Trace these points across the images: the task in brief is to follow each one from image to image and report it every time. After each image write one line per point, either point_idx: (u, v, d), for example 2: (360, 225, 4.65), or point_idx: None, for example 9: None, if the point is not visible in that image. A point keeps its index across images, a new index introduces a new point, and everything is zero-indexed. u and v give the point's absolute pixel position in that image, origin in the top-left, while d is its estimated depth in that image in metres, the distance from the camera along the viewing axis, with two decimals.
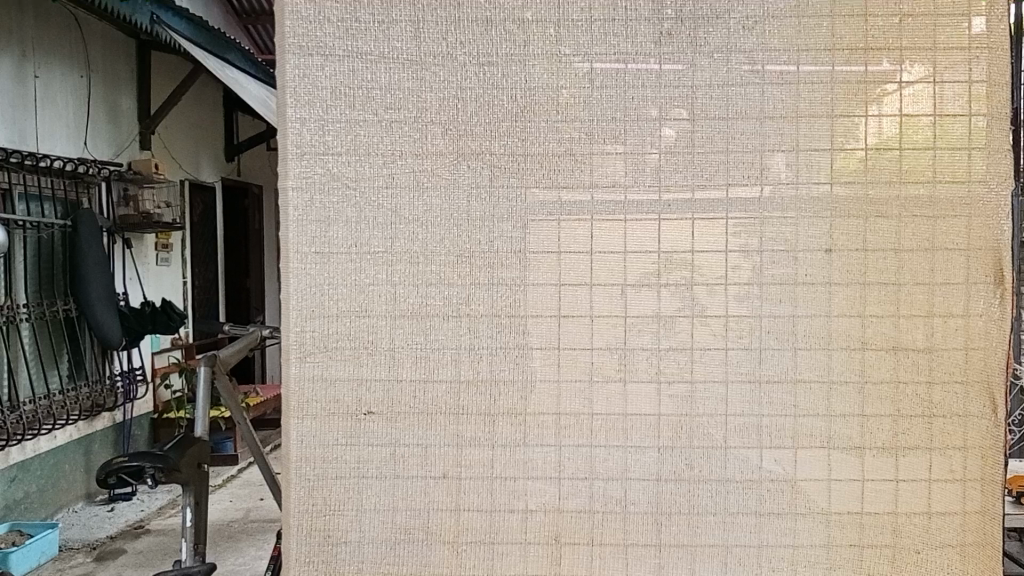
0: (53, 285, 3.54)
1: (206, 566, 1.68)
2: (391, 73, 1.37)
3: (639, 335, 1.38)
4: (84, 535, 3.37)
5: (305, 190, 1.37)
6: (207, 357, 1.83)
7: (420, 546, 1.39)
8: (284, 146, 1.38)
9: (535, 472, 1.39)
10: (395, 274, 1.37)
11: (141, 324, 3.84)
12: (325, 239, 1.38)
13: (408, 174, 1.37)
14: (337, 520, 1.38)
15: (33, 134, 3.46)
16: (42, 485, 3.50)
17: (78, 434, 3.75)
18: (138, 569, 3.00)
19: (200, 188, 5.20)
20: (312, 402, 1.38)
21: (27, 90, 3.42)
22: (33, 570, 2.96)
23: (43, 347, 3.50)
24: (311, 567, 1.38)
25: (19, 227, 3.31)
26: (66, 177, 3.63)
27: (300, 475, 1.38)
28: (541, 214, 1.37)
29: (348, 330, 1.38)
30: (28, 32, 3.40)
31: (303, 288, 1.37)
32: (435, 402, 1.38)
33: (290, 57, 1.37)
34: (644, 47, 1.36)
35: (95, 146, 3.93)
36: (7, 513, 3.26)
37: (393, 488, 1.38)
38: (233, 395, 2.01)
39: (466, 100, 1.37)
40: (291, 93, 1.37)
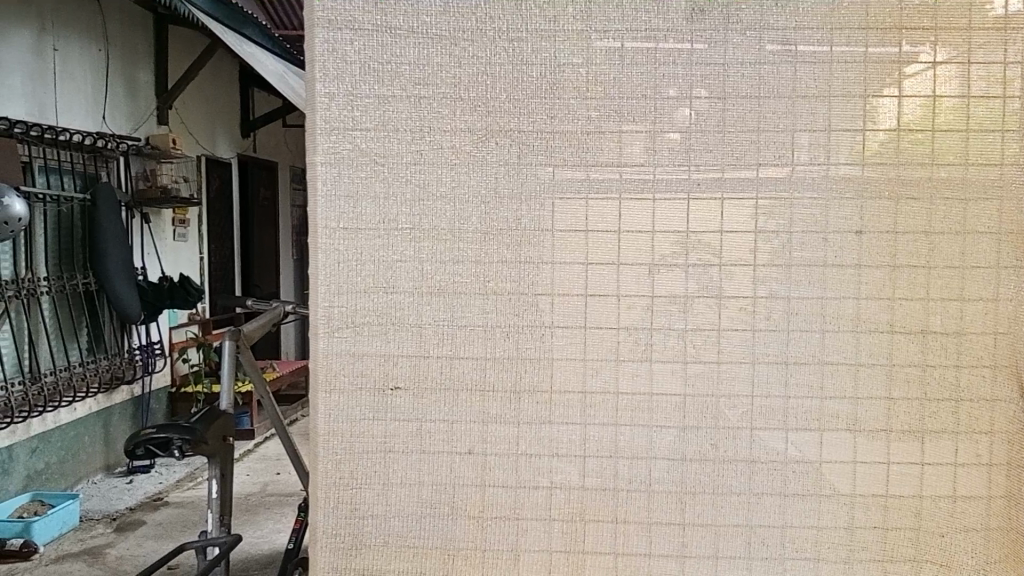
0: (73, 259, 3.57)
1: (232, 537, 1.70)
2: (420, 48, 1.36)
3: (666, 315, 1.38)
4: (104, 506, 3.42)
5: (334, 166, 1.37)
6: (230, 332, 1.84)
7: (445, 521, 1.40)
8: (312, 121, 1.38)
9: (559, 450, 1.39)
10: (423, 251, 1.38)
11: (160, 298, 3.87)
12: (353, 215, 1.38)
13: (435, 150, 1.37)
14: (363, 494, 1.39)
15: (53, 107, 3.47)
16: (63, 456, 3.55)
17: (98, 407, 3.80)
18: (159, 539, 3.03)
19: (218, 164, 5.21)
20: (338, 377, 1.39)
21: (46, 63, 3.43)
22: (54, 540, 3.02)
23: (63, 320, 3.54)
24: (337, 542, 1.39)
25: (39, 200, 3.34)
26: (85, 151, 3.65)
27: (327, 449, 1.39)
28: (568, 192, 1.37)
29: (376, 306, 1.38)
30: (46, 5, 3.41)
31: (332, 263, 1.38)
32: (461, 379, 1.39)
33: (319, 31, 1.36)
34: (676, 24, 1.35)
35: (114, 120, 3.94)
36: (29, 484, 3.32)
37: (418, 464, 1.39)
38: (256, 369, 2.01)
39: (494, 76, 1.36)
40: (320, 68, 1.36)
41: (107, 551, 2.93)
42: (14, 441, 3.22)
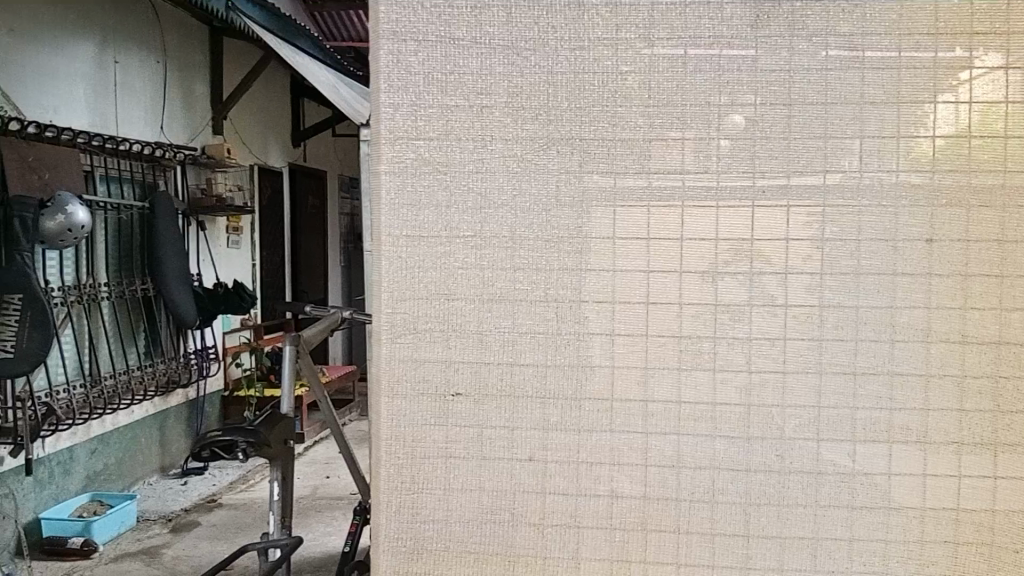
0: (132, 265, 3.68)
1: (292, 538, 1.73)
2: (483, 59, 1.37)
3: (729, 324, 1.36)
4: (160, 507, 3.50)
5: (398, 175, 1.39)
6: (292, 336, 1.88)
7: (505, 527, 1.40)
8: (377, 131, 1.39)
9: (621, 458, 1.38)
10: (484, 258, 1.39)
11: (215, 304, 3.98)
12: (416, 223, 1.39)
13: (497, 158, 1.37)
14: (424, 498, 1.40)
15: (113, 117, 3.62)
16: (120, 456, 3.63)
17: (154, 410, 3.90)
18: (214, 541, 3.08)
19: (269, 172, 5.32)
20: (401, 382, 1.40)
21: (107, 74, 3.58)
22: (113, 539, 3.11)
23: (123, 325, 3.64)
24: (399, 546, 1.41)
25: (100, 208, 3.45)
26: (144, 160, 3.76)
27: (390, 453, 1.40)
28: (630, 199, 1.36)
29: (438, 312, 1.39)
30: (107, 17, 3.58)
31: (395, 270, 1.40)
32: (521, 386, 1.39)
33: (383, 42, 1.37)
34: (741, 31, 1.34)
35: (171, 130, 4.07)
36: (88, 484, 3.42)
37: (479, 469, 1.40)
38: (315, 372, 2.06)
39: (557, 85, 1.36)
40: (384, 79, 1.38)
41: (163, 551, 2.99)
42: (75, 443, 3.33)
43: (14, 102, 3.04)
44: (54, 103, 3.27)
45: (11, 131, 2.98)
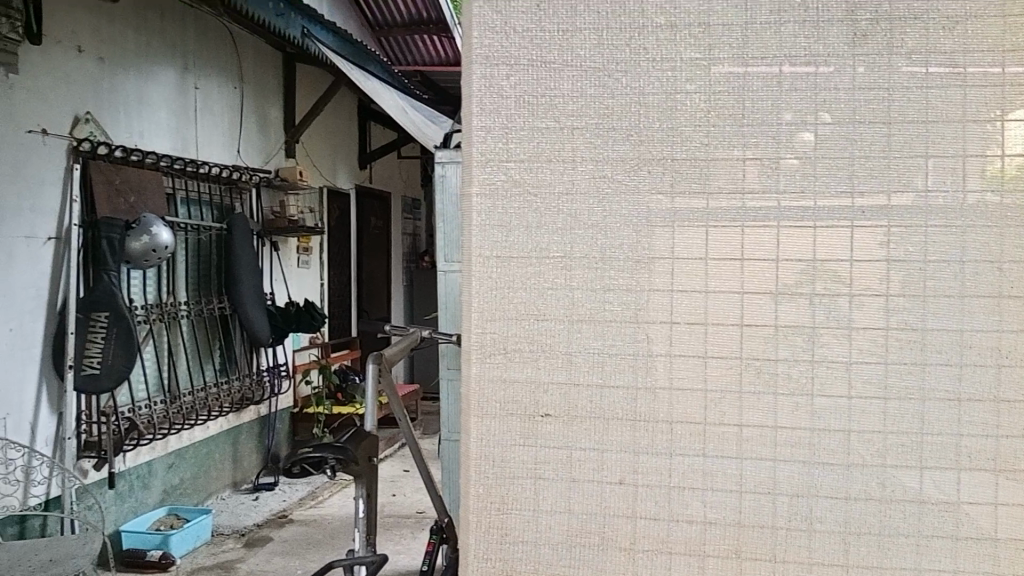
0: (210, 284, 4.16)
1: (377, 556, 1.84)
2: (574, 81, 1.37)
3: (826, 346, 1.34)
4: (233, 521, 3.83)
5: (490, 197, 1.39)
6: (373, 354, 1.92)
7: (596, 550, 1.39)
8: (468, 154, 1.40)
9: (714, 482, 1.37)
10: (574, 279, 1.38)
11: (286, 322, 4.48)
12: (506, 244, 1.39)
13: (588, 179, 1.37)
14: (513, 519, 1.40)
15: (195, 142, 4.08)
16: (195, 472, 4.03)
17: (228, 425, 4.33)
18: (287, 556, 3.40)
19: (337, 195, 5.55)
20: (490, 402, 1.40)
21: (188, 99, 4.03)
22: (190, 552, 3.43)
23: (202, 342, 4.10)
24: (488, 566, 1.40)
25: (182, 229, 3.90)
26: (222, 183, 4.24)
27: (480, 473, 1.41)
28: (724, 219, 1.35)
29: (527, 333, 1.39)
30: (188, 47, 4.05)
31: (485, 290, 1.40)
32: (612, 408, 1.38)
33: (476, 67, 1.39)
34: (837, 49, 1.32)
35: (248, 154, 4.54)
36: (166, 497, 3.81)
37: (569, 492, 1.39)
38: (395, 391, 2.10)
39: (648, 106, 1.36)
40: (477, 103, 1.39)
41: (238, 565, 3.31)
42: (154, 457, 3.72)
43: (104, 127, 3.49)
44: (141, 129, 3.72)
45: (101, 154, 3.43)
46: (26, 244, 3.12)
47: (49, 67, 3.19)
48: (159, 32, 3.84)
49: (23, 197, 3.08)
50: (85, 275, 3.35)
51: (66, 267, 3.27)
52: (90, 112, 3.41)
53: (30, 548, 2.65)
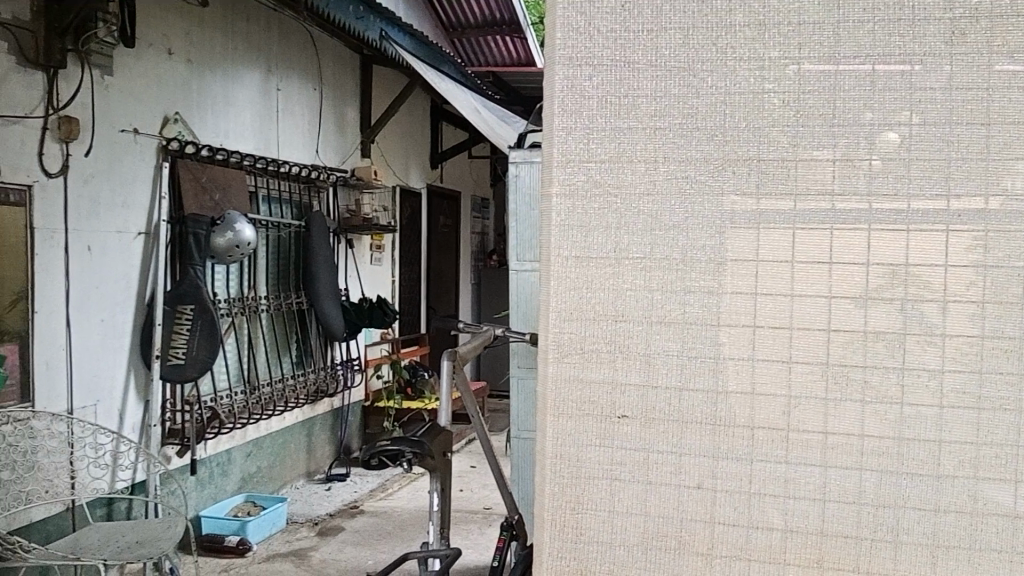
0: (288, 280, 4.30)
1: (451, 550, 1.92)
2: (657, 81, 1.36)
3: (916, 353, 1.30)
4: (306, 510, 3.95)
5: (570, 198, 1.39)
6: (450, 352, 1.95)
7: (671, 554, 1.38)
8: (549, 155, 1.40)
9: (796, 490, 1.34)
10: (654, 280, 1.37)
11: (360, 318, 4.60)
12: (586, 244, 1.39)
13: (670, 180, 1.36)
14: (589, 519, 1.41)
15: (276, 142, 4.22)
16: (271, 461, 4.17)
17: (302, 417, 4.47)
18: (358, 547, 3.48)
19: (409, 194, 5.65)
20: (566, 402, 1.40)
21: (270, 101, 4.17)
22: (265, 538, 3.55)
23: (279, 335, 4.25)
24: (562, 565, 1.41)
25: (263, 226, 4.05)
26: (301, 181, 4.38)
27: (555, 472, 1.41)
28: (812, 222, 1.32)
29: (605, 333, 1.39)
30: (271, 50, 4.19)
31: (564, 290, 1.40)
32: (691, 411, 1.37)
33: (559, 69, 1.39)
34: (934, 48, 1.28)
35: (325, 154, 4.67)
36: (244, 484, 3.95)
37: (645, 493, 1.39)
38: (469, 387, 2.13)
39: (734, 106, 1.34)
40: (558, 104, 1.39)
41: (310, 553, 3.40)
42: (233, 445, 3.86)
43: (191, 127, 3.63)
44: (227, 129, 3.86)
45: (188, 153, 3.59)
46: (119, 238, 3.28)
47: (142, 69, 3.34)
48: (243, 35, 3.97)
49: (115, 195, 3.24)
50: (173, 269, 3.51)
51: (155, 261, 3.43)
52: (178, 113, 3.55)
53: (116, 530, 2.79)
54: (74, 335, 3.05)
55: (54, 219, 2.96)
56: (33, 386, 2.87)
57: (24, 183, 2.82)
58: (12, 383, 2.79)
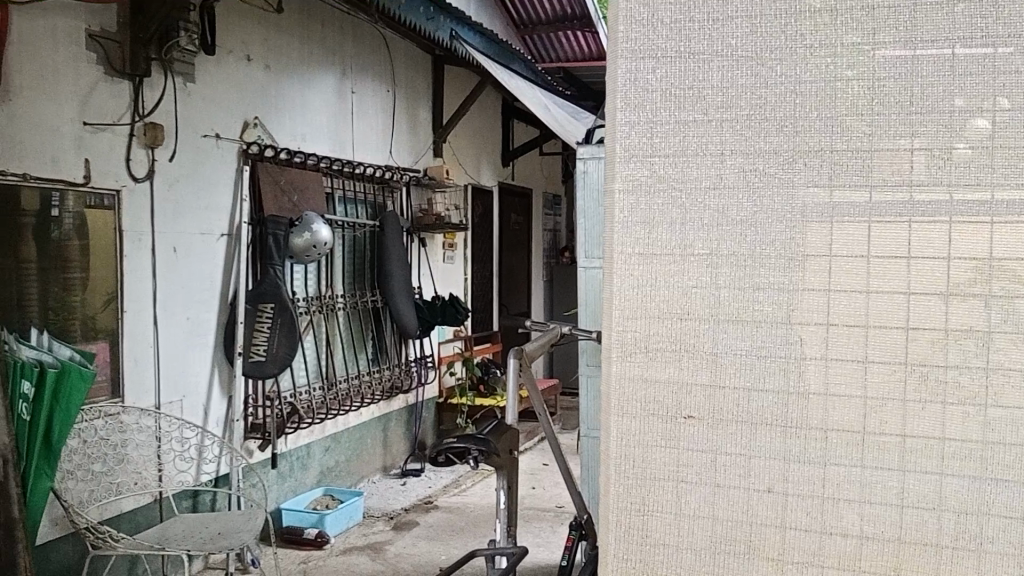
0: (363, 278, 4.40)
1: (518, 548, 1.95)
2: (724, 71, 1.32)
3: (1002, 352, 1.24)
4: (383, 504, 4.04)
5: (633, 193, 1.36)
6: (516, 349, 1.95)
7: (741, 558, 1.35)
8: (612, 150, 1.38)
9: (873, 495, 1.29)
10: (720, 277, 1.33)
11: (433, 316, 4.67)
12: (650, 241, 1.36)
13: (738, 173, 1.32)
14: (654, 521, 1.38)
15: (350, 143, 4.32)
16: (349, 454, 4.28)
17: (378, 412, 4.57)
18: (432, 541, 3.53)
19: (481, 192, 5.70)
20: (631, 401, 1.38)
21: (345, 103, 4.27)
22: (343, 531, 3.64)
23: (355, 332, 4.35)
24: (628, 566, 1.39)
25: (339, 226, 4.16)
26: (375, 182, 4.48)
27: (619, 472, 1.39)
28: (888, 215, 1.26)
29: (670, 332, 1.36)
30: (346, 54, 4.28)
31: (627, 288, 1.37)
32: (760, 412, 1.33)
33: (621, 62, 1.36)
34: (1020, 29, 1.21)
35: (398, 154, 4.76)
36: (322, 477, 4.06)
37: (712, 497, 1.36)
38: (537, 386, 2.13)
39: (804, 95, 1.29)
40: (621, 98, 1.36)
41: (386, 547, 3.48)
42: (312, 439, 3.98)
43: (270, 132, 3.76)
44: (304, 132, 3.98)
45: (267, 157, 3.71)
46: (202, 240, 3.42)
47: (223, 76, 3.47)
48: (319, 40, 4.08)
49: (199, 198, 3.38)
50: (254, 269, 3.64)
51: (237, 261, 3.56)
52: (258, 118, 3.68)
53: (200, 521, 2.91)
54: (161, 333, 3.20)
55: (141, 222, 3.10)
56: (123, 382, 3.03)
57: (113, 187, 2.98)
58: (103, 379, 2.95)
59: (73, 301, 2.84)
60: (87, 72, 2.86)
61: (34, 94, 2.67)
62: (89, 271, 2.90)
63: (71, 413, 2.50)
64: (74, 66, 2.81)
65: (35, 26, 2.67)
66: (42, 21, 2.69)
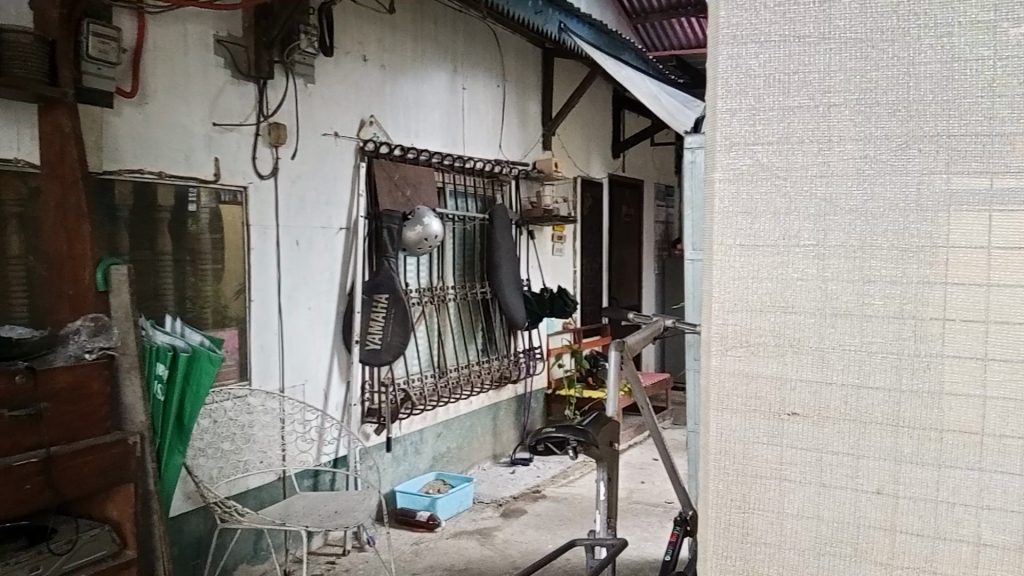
0: (474, 270, 4.51)
1: (618, 540, 1.98)
2: (831, 55, 1.27)
3: None
4: (492, 491, 4.12)
5: (734, 182, 1.33)
6: (618, 342, 1.95)
7: (847, 561, 1.30)
8: (712, 139, 1.35)
9: (992, 500, 1.21)
10: (828, 269, 1.28)
11: (541, 308, 4.72)
12: (752, 231, 1.32)
13: (847, 161, 1.26)
14: (756, 519, 1.35)
15: (462, 138, 4.42)
16: (460, 442, 4.40)
17: (488, 401, 4.66)
18: (539, 530, 3.58)
19: (591, 184, 5.69)
20: (731, 396, 1.35)
21: (456, 99, 4.37)
22: (454, 516, 3.75)
23: (465, 323, 4.47)
24: (728, 565, 1.37)
25: (450, 220, 4.27)
26: (485, 176, 4.57)
27: (719, 468, 1.37)
28: (1013, 203, 1.18)
29: (773, 326, 1.32)
30: (457, 50, 4.37)
31: (726, 281, 1.34)
32: (869, 410, 1.27)
33: (722, 48, 1.32)
34: None
35: (508, 148, 4.82)
36: (434, 463, 4.20)
37: (817, 497, 1.31)
38: (639, 379, 2.13)
39: (918, 77, 1.22)
40: (722, 85, 1.33)
41: (494, 533, 3.55)
42: (424, 425, 4.11)
43: (385, 129, 3.90)
44: (417, 128, 4.11)
45: (382, 153, 3.86)
46: (322, 234, 3.59)
47: (340, 77, 3.63)
48: (431, 38, 4.19)
49: (320, 193, 3.56)
50: (369, 262, 3.80)
51: (354, 254, 3.73)
52: (373, 116, 3.83)
53: (319, 500, 3.07)
54: (285, 321, 3.40)
55: (267, 217, 3.30)
56: (250, 366, 3.23)
57: (240, 184, 3.18)
58: (232, 363, 3.16)
59: (205, 291, 3.06)
60: (216, 75, 3.07)
61: (168, 98, 2.89)
62: (220, 263, 3.11)
63: (200, 396, 2.69)
64: (204, 71, 3.02)
65: (169, 34, 2.89)
66: (174, 29, 2.91)
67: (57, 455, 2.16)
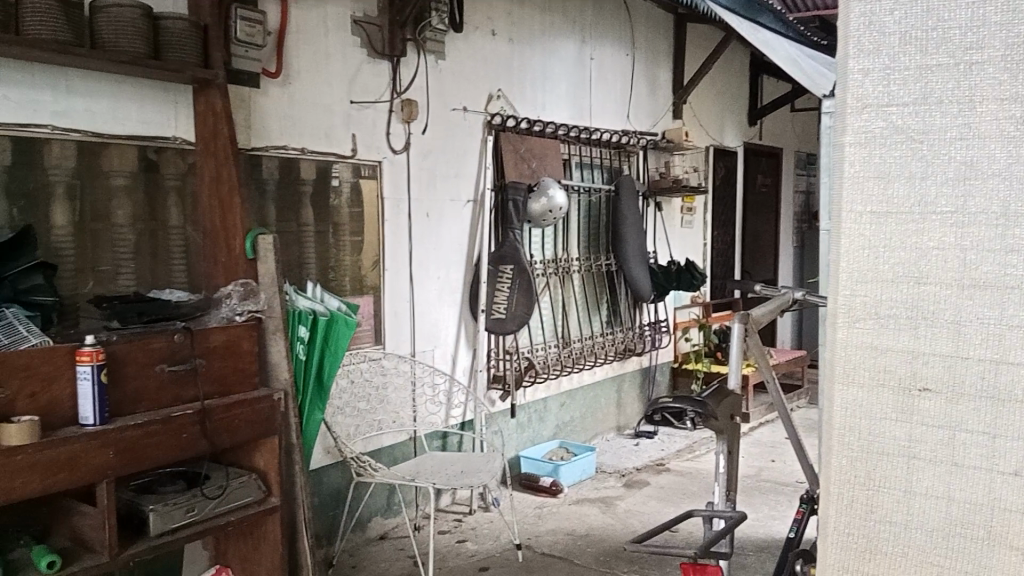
0: (599, 242, 4.52)
1: (736, 514, 2.00)
2: (975, 8, 1.18)
3: None
4: (616, 462, 4.14)
5: (865, 146, 1.26)
6: (742, 315, 1.93)
7: (979, 545, 1.23)
8: (843, 101, 1.28)
9: None
10: (967, 238, 1.20)
11: (668, 281, 4.66)
12: (884, 198, 1.26)
13: (991, 122, 1.18)
14: (881, 497, 1.29)
15: (589, 109, 4.41)
16: (584, 412, 4.44)
17: (613, 373, 4.67)
18: (661, 502, 3.57)
19: (724, 154, 5.52)
20: (857, 369, 1.30)
21: (584, 70, 4.36)
22: (578, 482, 3.83)
23: (590, 294, 4.49)
24: (849, 542, 1.32)
25: (575, 191, 4.32)
26: (611, 147, 4.55)
27: (843, 443, 1.32)
28: None
29: (905, 298, 1.25)
30: (586, 20, 4.35)
31: (854, 250, 1.29)
32: (1010, 387, 1.19)
33: (855, 4, 1.26)
34: None
35: (636, 119, 4.76)
36: (558, 432, 4.27)
37: (949, 477, 1.25)
38: (765, 354, 2.09)
39: None
40: (854, 44, 1.26)
41: (617, 502, 3.58)
42: (549, 395, 4.19)
43: (512, 103, 3.96)
44: (544, 101, 4.14)
45: (509, 126, 3.93)
46: (452, 206, 3.71)
47: (470, 52, 3.71)
48: (560, 9, 4.18)
49: (450, 167, 3.68)
50: (495, 233, 3.91)
51: (481, 226, 3.84)
52: (501, 90, 3.89)
53: (447, 460, 3.21)
54: (416, 290, 3.55)
55: (400, 190, 3.45)
56: (384, 332, 3.41)
57: (376, 159, 3.34)
58: (367, 328, 3.34)
59: (343, 260, 3.24)
60: (354, 55, 3.22)
61: (311, 78, 3.07)
62: (356, 234, 3.29)
63: (338, 356, 2.88)
64: (342, 50, 3.17)
65: (311, 17, 3.06)
66: (315, 12, 3.08)
67: (211, 407, 2.38)
